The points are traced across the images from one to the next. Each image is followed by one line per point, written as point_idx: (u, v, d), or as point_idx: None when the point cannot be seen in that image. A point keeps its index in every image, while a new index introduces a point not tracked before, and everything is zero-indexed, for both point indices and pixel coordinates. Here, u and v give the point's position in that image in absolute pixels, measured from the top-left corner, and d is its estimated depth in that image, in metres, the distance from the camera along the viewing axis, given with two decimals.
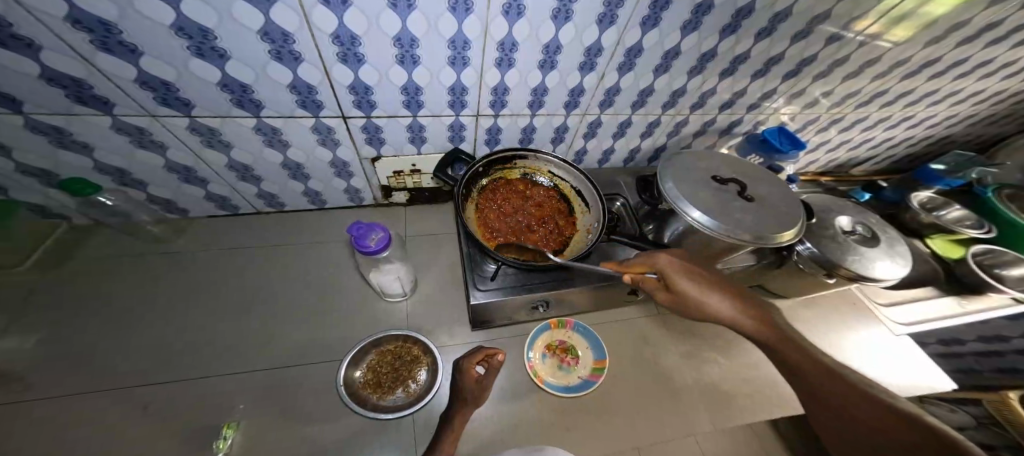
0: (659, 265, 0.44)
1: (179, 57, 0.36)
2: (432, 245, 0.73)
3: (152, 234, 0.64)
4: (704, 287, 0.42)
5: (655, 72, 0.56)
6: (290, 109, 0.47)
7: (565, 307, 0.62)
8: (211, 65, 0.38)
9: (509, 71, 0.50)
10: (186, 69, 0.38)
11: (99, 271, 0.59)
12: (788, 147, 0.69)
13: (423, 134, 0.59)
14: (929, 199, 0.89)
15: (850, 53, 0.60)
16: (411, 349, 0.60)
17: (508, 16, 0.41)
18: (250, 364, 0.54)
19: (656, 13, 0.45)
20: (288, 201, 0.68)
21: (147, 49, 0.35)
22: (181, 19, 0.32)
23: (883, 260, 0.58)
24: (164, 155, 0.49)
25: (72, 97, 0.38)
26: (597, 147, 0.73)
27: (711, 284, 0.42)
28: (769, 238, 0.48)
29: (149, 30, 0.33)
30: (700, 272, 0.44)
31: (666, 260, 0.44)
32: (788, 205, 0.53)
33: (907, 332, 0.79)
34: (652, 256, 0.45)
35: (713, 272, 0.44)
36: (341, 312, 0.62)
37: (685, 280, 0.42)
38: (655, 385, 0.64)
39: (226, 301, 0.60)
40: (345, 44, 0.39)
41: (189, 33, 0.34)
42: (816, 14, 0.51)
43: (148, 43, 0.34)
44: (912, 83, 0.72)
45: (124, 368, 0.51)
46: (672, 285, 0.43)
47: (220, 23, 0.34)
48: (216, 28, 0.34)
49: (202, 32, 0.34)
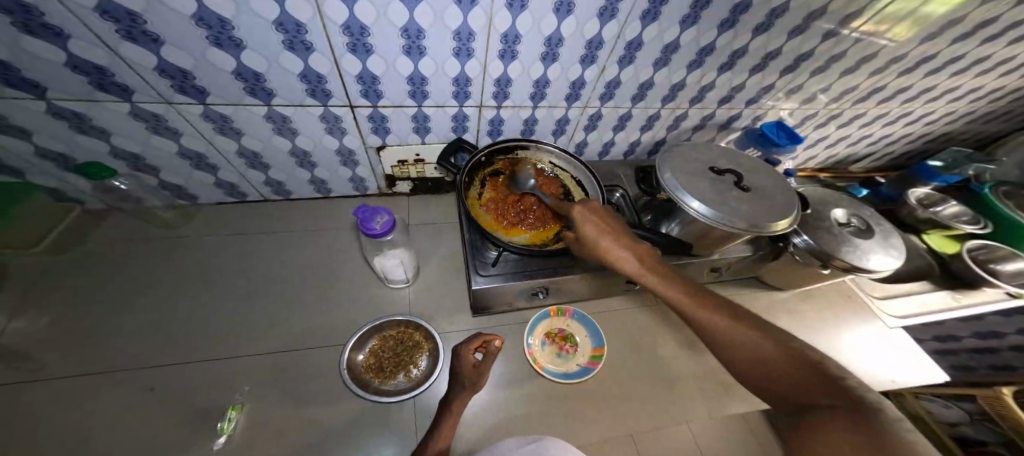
0: (569, 210, 0.48)
1: (197, 47, 0.38)
2: (434, 234, 0.74)
3: (160, 220, 0.65)
4: (610, 240, 0.45)
5: (654, 65, 0.57)
6: (300, 98, 0.48)
7: (565, 295, 0.64)
8: (227, 54, 0.39)
9: (511, 63, 0.51)
10: (204, 58, 0.39)
11: (110, 256, 0.60)
12: (785, 140, 0.69)
13: (428, 124, 0.60)
14: (926, 195, 0.91)
15: (848, 49, 0.61)
16: (412, 335, 0.61)
17: (511, 9, 0.43)
18: (257, 346, 0.56)
19: (655, 6, 0.46)
20: (294, 189, 0.69)
21: (168, 39, 0.36)
22: (203, 10, 0.34)
23: (875, 251, 0.60)
24: (177, 141, 0.51)
25: (94, 84, 0.40)
26: (597, 140, 0.74)
27: (617, 236, 0.45)
28: (763, 227, 0.50)
29: (171, 19, 0.34)
30: (611, 226, 0.46)
31: (579, 209, 0.47)
32: (783, 196, 0.54)
33: (899, 324, 0.79)
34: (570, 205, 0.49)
35: (620, 224, 0.47)
36: (344, 298, 0.64)
37: (590, 229, 0.45)
38: (649, 374, 0.65)
39: (234, 287, 0.61)
40: (354, 34, 0.41)
41: (208, 23, 0.35)
42: (814, 9, 0.52)
43: (168, 33, 0.36)
44: (910, 79, 0.72)
45: (137, 350, 0.52)
46: (579, 233, 0.47)
47: (237, 13, 0.35)
48: (234, 19, 0.36)
49: (221, 22, 0.36)
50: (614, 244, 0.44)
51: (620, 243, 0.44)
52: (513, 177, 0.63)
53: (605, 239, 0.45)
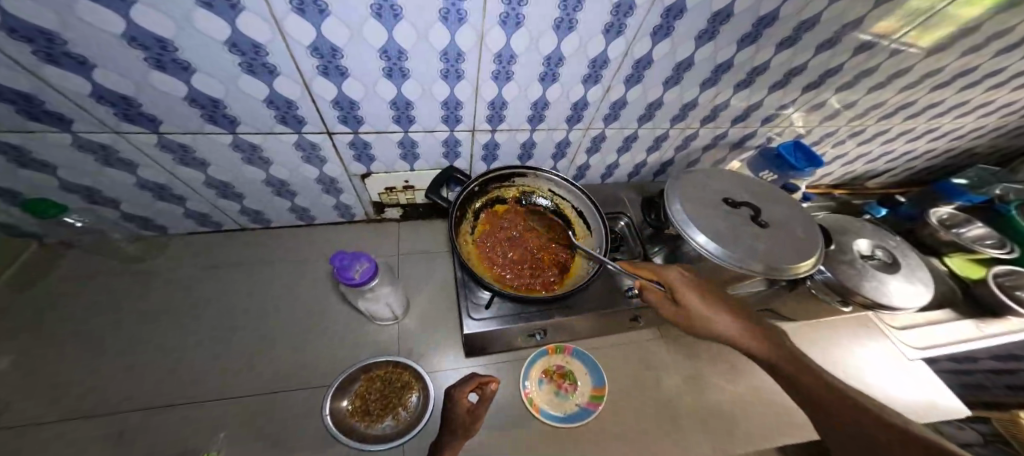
0: (667, 276, 0.45)
1: (136, 70, 0.32)
2: (424, 262, 0.69)
3: (127, 252, 0.61)
4: (713, 308, 0.43)
5: (665, 84, 0.52)
6: (269, 125, 0.43)
7: (566, 333, 0.59)
8: (174, 77, 0.34)
9: (507, 85, 0.46)
10: (147, 82, 0.34)
11: (71, 293, 0.56)
12: (804, 163, 0.64)
13: (416, 150, 0.55)
14: (949, 214, 0.85)
15: (880, 63, 0.56)
16: (401, 375, 0.56)
17: (505, 26, 0.37)
18: (228, 390, 0.51)
19: (669, 22, 0.41)
20: (274, 218, 0.65)
21: (99, 62, 0.31)
22: (134, 29, 0.28)
23: (901, 288, 0.55)
24: (134, 173, 0.46)
25: (23, 113, 0.34)
26: (600, 162, 0.69)
27: (721, 304, 0.44)
28: (784, 270, 0.44)
29: (99, 40, 0.28)
30: (713, 294, 0.45)
31: (676, 274, 0.45)
32: (806, 231, 0.49)
33: (919, 356, 0.74)
34: (665, 268, 0.47)
35: (721, 293, 0.46)
36: (326, 334, 0.59)
37: (693, 295, 0.43)
38: (655, 415, 0.60)
39: (206, 324, 0.57)
40: (325, 56, 0.35)
41: (145, 43, 0.30)
42: (847, 21, 0.47)
43: (99, 55, 0.30)
44: (941, 94, 0.67)
45: (94, 398, 0.48)
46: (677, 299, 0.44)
47: (179, 33, 0.29)
48: (176, 38, 0.30)
49: (160, 42, 0.30)
50: (723, 313, 0.43)
51: (725, 313, 0.43)
52: (510, 212, 0.59)
53: (715, 308, 0.43)
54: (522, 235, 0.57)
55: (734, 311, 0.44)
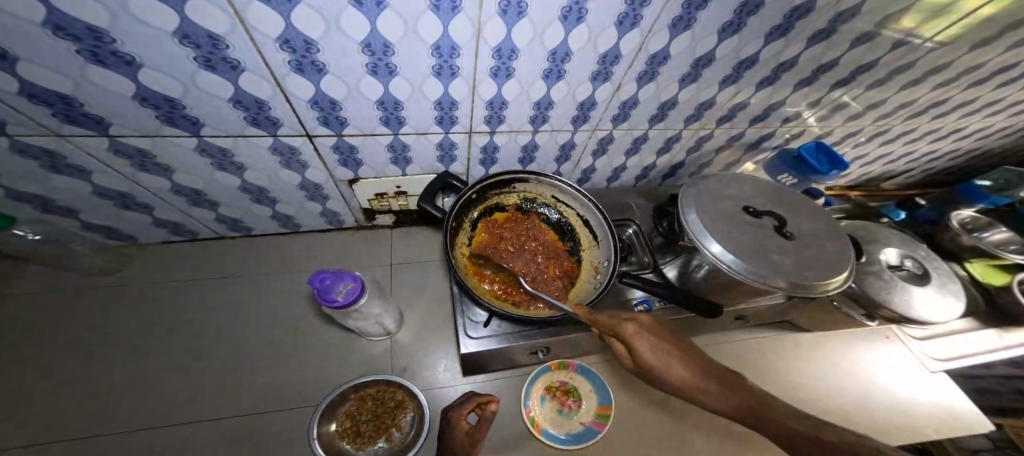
0: (621, 331, 0.40)
1: (70, 64, 0.28)
2: (418, 272, 0.66)
3: (92, 263, 0.56)
4: (667, 356, 0.39)
5: (680, 82, 0.47)
6: (239, 127, 0.39)
7: (570, 348, 0.55)
8: (117, 73, 0.29)
9: (507, 83, 0.42)
10: (85, 79, 0.29)
11: (33, 307, 0.52)
12: (827, 166, 0.59)
13: (407, 154, 0.50)
14: (972, 218, 0.81)
15: (918, 58, 0.51)
16: (394, 395, 0.52)
17: (505, 16, 0.32)
18: (201, 413, 0.47)
19: (690, 12, 0.36)
20: (256, 225, 0.61)
21: (22, 55, 0.26)
22: (58, 17, 0.23)
23: (931, 302, 0.51)
24: (87, 180, 0.42)
25: None
26: (606, 165, 0.65)
27: (675, 351, 0.40)
28: (813, 287, 0.40)
29: (14, 29, 0.24)
30: (666, 340, 0.41)
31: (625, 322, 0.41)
32: (835, 243, 0.44)
33: (942, 368, 0.71)
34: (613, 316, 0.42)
35: (677, 336, 0.42)
36: (311, 351, 0.55)
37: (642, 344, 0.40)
38: (663, 434, 0.57)
39: (180, 339, 0.53)
40: (297, 51, 0.31)
41: (74, 33, 0.25)
42: (889, 14, 0.42)
43: (17, 46, 0.25)
44: (975, 93, 0.62)
45: (51, 423, 0.44)
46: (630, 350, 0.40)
47: (114, 22, 0.25)
48: (112, 29, 0.25)
49: (93, 33, 0.25)
50: (677, 363, 0.39)
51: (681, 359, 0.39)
52: (510, 220, 0.55)
53: (668, 361, 0.39)
54: (522, 245, 0.54)
55: (688, 355, 0.40)
